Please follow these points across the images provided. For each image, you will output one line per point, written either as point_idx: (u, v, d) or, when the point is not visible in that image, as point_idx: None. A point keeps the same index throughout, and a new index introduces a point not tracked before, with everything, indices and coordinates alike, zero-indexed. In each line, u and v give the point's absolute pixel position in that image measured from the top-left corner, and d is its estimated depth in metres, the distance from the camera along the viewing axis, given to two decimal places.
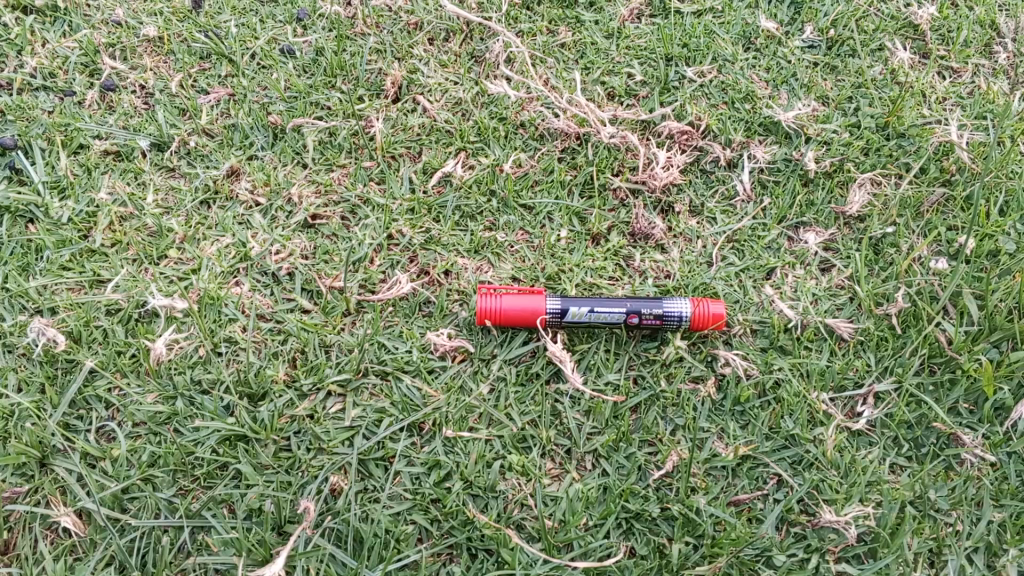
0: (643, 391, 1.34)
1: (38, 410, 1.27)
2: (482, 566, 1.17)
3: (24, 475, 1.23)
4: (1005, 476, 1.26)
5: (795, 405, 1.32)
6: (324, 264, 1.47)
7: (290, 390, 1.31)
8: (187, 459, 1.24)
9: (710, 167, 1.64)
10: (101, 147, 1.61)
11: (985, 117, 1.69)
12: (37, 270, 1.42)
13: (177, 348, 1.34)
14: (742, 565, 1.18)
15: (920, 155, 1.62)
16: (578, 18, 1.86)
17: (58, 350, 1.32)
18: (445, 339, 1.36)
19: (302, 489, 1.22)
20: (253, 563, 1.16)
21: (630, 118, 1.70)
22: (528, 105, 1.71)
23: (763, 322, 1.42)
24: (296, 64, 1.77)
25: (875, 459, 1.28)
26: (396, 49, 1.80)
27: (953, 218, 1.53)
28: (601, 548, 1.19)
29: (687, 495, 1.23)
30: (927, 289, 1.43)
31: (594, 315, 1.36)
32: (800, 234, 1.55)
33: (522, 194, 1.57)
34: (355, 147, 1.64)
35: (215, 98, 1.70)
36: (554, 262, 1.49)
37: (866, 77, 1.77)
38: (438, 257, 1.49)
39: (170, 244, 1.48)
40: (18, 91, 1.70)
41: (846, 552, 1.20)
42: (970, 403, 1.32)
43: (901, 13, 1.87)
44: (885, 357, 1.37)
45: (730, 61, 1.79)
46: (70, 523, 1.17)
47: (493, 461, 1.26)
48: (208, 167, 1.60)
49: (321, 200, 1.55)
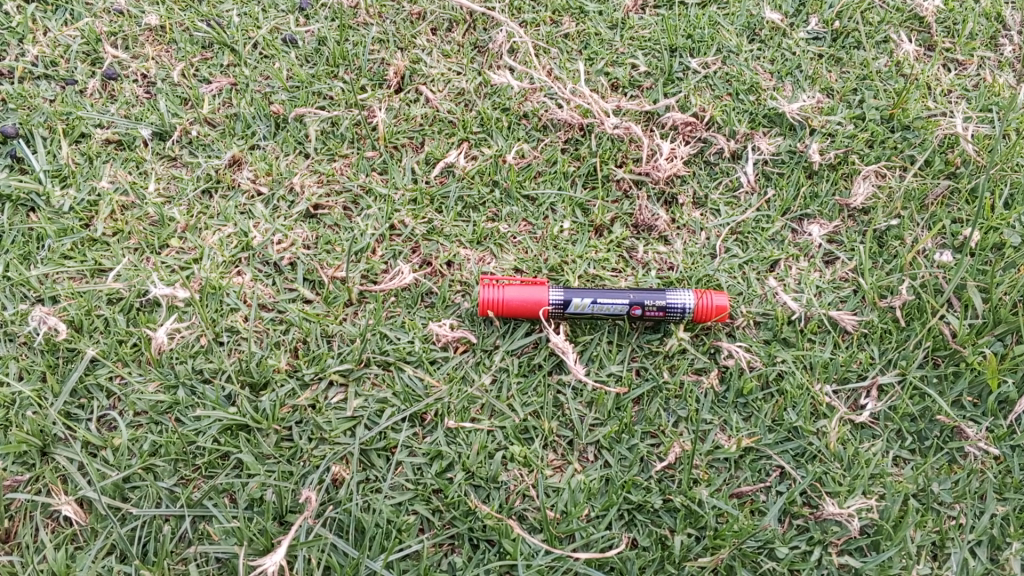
0: (646, 383, 1.33)
1: (38, 399, 1.26)
2: (483, 557, 1.17)
3: (24, 464, 1.22)
4: (1009, 469, 1.25)
5: (798, 397, 1.31)
6: (326, 255, 1.46)
7: (292, 380, 1.31)
8: (188, 448, 1.23)
9: (713, 159, 1.63)
10: (102, 136, 1.60)
11: (990, 109, 1.68)
12: (38, 259, 1.42)
13: (179, 338, 1.34)
14: (745, 557, 1.17)
15: (925, 147, 1.61)
16: (581, 8, 1.85)
17: (59, 339, 1.32)
18: (447, 330, 1.35)
19: (302, 479, 1.22)
20: (253, 554, 1.15)
21: (634, 109, 1.69)
22: (531, 96, 1.70)
23: (766, 314, 1.41)
24: (298, 54, 1.76)
25: (878, 452, 1.27)
26: (399, 39, 1.79)
27: (957, 211, 1.52)
28: (602, 540, 1.18)
29: (689, 487, 1.23)
30: (932, 282, 1.42)
31: (596, 306, 1.36)
32: (804, 226, 1.54)
33: (525, 185, 1.57)
34: (357, 137, 1.63)
35: (217, 88, 1.69)
36: (556, 254, 1.48)
37: (870, 69, 1.75)
38: (441, 248, 1.48)
39: (171, 234, 1.47)
40: (19, 79, 1.69)
41: (849, 544, 1.19)
42: (974, 397, 1.32)
43: (907, 5, 1.86)
44: (888, 350, 1.36)
45: (734, 53, 1.78)
46: (71, 511, 1.16)
47: (495, 452, 1.26)
48: (209, 157, 1.59)
49: (323, 190, 1.55)
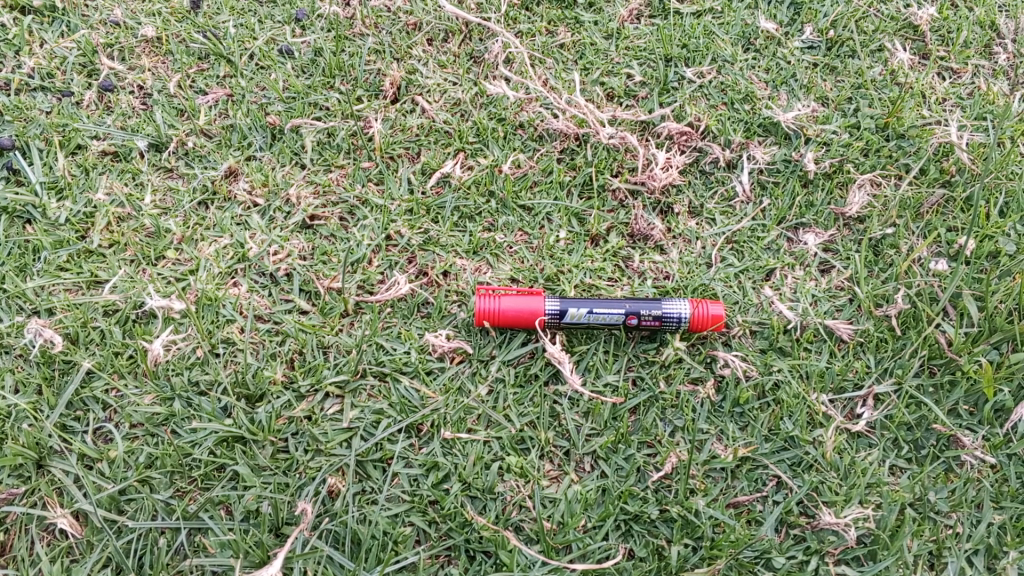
0: (643, 393, 1.33)
1: (34, 412, 1.26)
2: (481, 568, 1.17)
3: (20, 477, 1.22)
4: (1006, 478, 1.25)
5: (794, 406, 1.31)
6: (323, 265, 1.46)
7: (288, 391, 1.31)
8: (184, 460, 1.23)
9: (709, 167, 1.63)
10: (99, 147, 1.60)
11: (984, 118, 1.69)
12: (35, 271, 1.42)
13: (175, 349, 1.34)
14: (742, 567, 1.17)
15: (920, 156, 1.62)
16: (577, 18, 1.86)
17: (56, 351, 1.32)
18: (443, 340, 1.35)
19: (300, 491, 1.22)
20: (250, 566, 1.15)
21: (630, 118, 1.69)
22: (527, 106, 1.71)
23: (762, 323, 1.41)
24: (295, 65, 1.76)
25: (874, 460, 1.27)
26: (395, 50, 1.80)
27: (953, 219, 1.52)
28: (600, 550, 1.18)
29: (686, 497, 1.23)
30: (927, 290, 1.42)
31: (593, 316, 1.36)
32: (800, 235, 1.54)
33: (521, 194, 1.57)
34: (354, 147, 1.63)
35: (214, 99, 1.70)
36: (553, 263, 1.48)
37: (865, 78, 1.76)
38: (437, 258, 1.49)
39: (168, 245, 1.48)
40: (16, 91, 1.69)
41: (845, 554, 1.19)
42: (970, 405, 1.32)
43: (901, 14, 1.87)
44: (884, 358, 1.36)
45: (730, 62, 1.79)
46: (67, 524, 1.16)
47: (492, 463, 1.26)
48: (206, 168, 1.59)
49: (319, 200, 1.55)
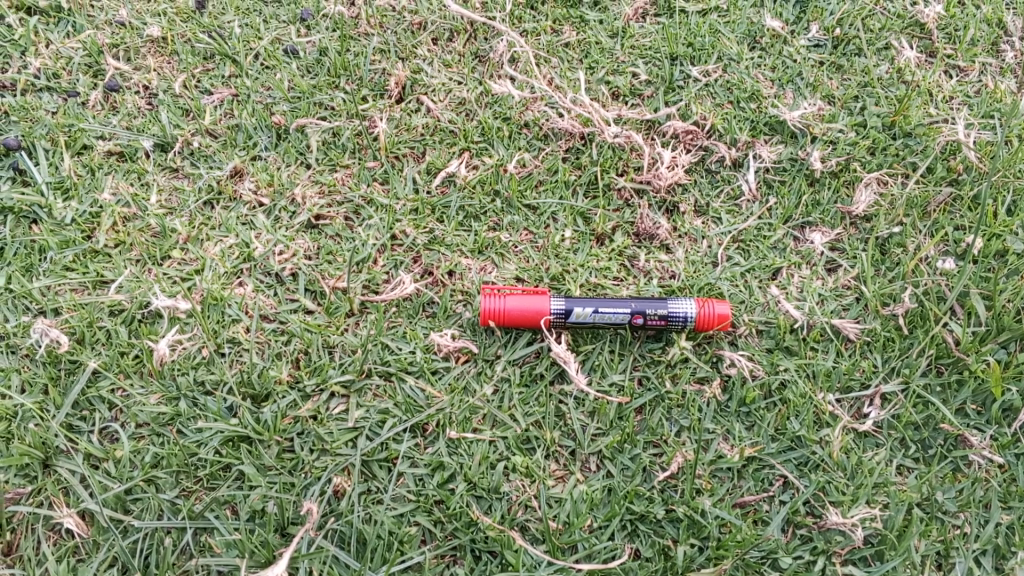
0: (648, 392, 1.33)
1: (41, 411, 1.26)
2: (486, 568, 1.17)
3: (27, 476, 1.22)
4: (1013, 478, 1.25)
5: (801, 406, 1.31)
6: (328, 265, 1.46)
7: (293, 391, 1.31)
8: (190, 460, 1.23)
9: (715, 167, 1.63)
10: (104, 147, 1.61)
11: (992, 116, 1.68)
12: (41, 271, 1.42)
13: (181, 349, 1.34)
14: (748, 567, 1.17)
15: (927, 154, 1.61)
16: (582, 17, 1.85)
17: (62, 350, 1.32)
18: (449, 340, 1.35)
19: (305, 490, 1.21)
20: (255, 566, 1.15)
21: (635, 118, 1.69)
22: (532, 105, 1.70)
23: (769, 322, 1.41)
24: (299, 65, 1.76)
25: (881, 460, 1.26)
26: (400, 49, 1.80)
27: (960, 218, 1.52)
28: (605, 550, 1.18)
29: (692, 497, 1.23)
30: (935, 289, 1.41)
31: (598, 315, 1.35)
32: (806, 234, 1.54)
33: (526, 194, 1.57)
34: (359, 147, 1.63)
35: (218, 99, 1.70)
36: (558, 263, 1.48)
37: (872, 76, 1.75)
38: (442, 257, 1.48)
39: (174, 245, 1.48)
40: (22, 91, 1.70)
41: (853, 554, 1.19)
42: (978, 404, 1.31)
43: (908, 11, 1.85)
44: (891, 358, 1.36)
45: (736, 61, 1.78)
46: (73, 524, 1.17)
47: (497, 463, 1.26)
48: (211, 168, 1.59)
49: (324, 201, 1.55)
